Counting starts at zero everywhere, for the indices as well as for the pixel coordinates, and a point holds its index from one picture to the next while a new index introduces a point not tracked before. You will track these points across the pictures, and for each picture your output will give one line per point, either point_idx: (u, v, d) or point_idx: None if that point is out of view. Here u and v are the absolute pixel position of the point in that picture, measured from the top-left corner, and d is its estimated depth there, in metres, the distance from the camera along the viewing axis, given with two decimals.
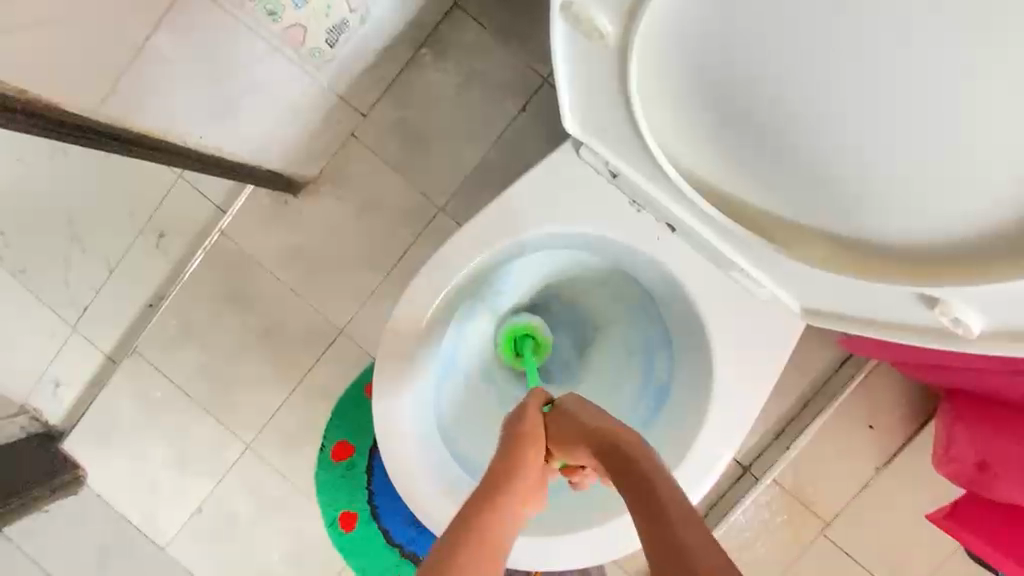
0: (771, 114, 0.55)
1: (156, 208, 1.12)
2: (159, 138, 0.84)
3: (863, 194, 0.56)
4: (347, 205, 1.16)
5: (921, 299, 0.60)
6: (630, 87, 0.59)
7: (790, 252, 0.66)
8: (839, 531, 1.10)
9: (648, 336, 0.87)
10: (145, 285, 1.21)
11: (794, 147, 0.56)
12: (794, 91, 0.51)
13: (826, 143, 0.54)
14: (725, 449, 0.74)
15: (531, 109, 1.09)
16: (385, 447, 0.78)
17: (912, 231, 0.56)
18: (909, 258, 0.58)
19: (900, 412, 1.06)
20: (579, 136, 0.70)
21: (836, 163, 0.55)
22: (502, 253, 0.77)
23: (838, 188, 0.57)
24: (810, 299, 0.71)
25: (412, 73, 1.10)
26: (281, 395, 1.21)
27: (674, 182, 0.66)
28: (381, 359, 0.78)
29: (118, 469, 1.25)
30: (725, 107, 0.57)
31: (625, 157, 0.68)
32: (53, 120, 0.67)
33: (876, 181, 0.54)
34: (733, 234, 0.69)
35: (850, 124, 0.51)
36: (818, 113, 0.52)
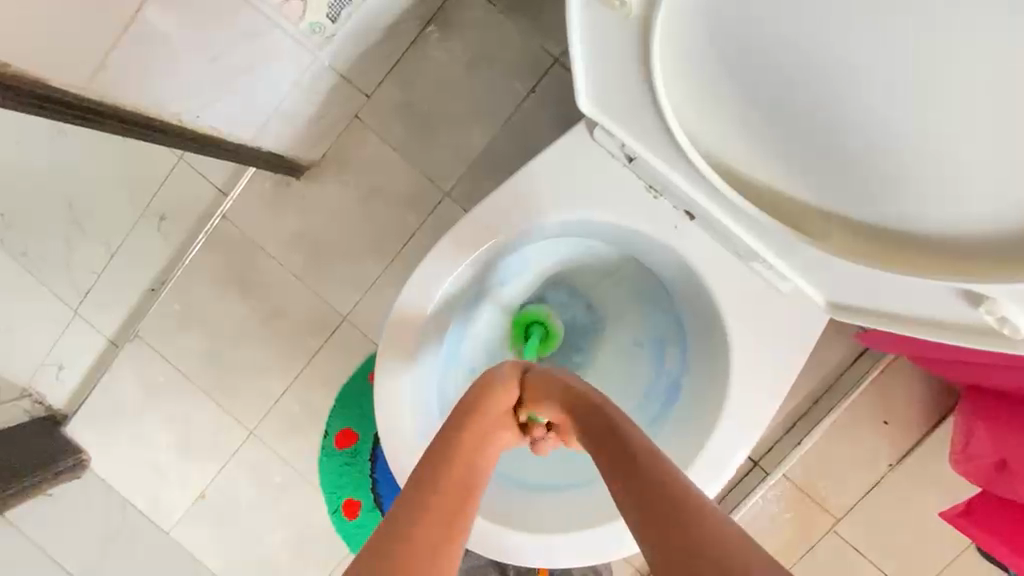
0: (802, 90, 0.52)
1: (157, 192, 1.10)
2: (149, 115, 0.82)
3: (895, 178, 0.52)
4: (350, 189, 1.13)
5: (964, 296, 0.56)
6: (649, 61, 0.55)
7: (817, 242, 0.62)
8: (849, 529, 1.08)
9: (661, 329, 0.84)
10: (146, 269, 1.19)
11: (825, 126, 0.53)
12: (828, 63, 0.48)
13: (861, 120, 0.50)
14: (738, 449, 0.72)
15: (541, 91, 1.05)
16: (386, 434, 0.76)
17: (952, 223, 0.52)
18: (947, 251, 0.55)
19: (919, 409, 1.03)
20: (595, 116, 0.66)
21: (870, 142, 0.51)
22: (509, 238, 0.73)
23: (870, 171, 0.53)
24: (837, 294, 0.68)
25: (418, 53, 1.06)
26: (283, 382, 1.20)
27: (696, 167, 0.63)
28: (383, 345, 0.75)
29: (122, 454, 1.25)
30: (754, 86, 0.54)
31: (642, 139, 0.65)
32: (40, 96, 0.67)
33: (912, 162, 0.50)
34: (757, 224, 0.65)
35: (888, 98, 0.48)
36: (852, 87, 0.49)
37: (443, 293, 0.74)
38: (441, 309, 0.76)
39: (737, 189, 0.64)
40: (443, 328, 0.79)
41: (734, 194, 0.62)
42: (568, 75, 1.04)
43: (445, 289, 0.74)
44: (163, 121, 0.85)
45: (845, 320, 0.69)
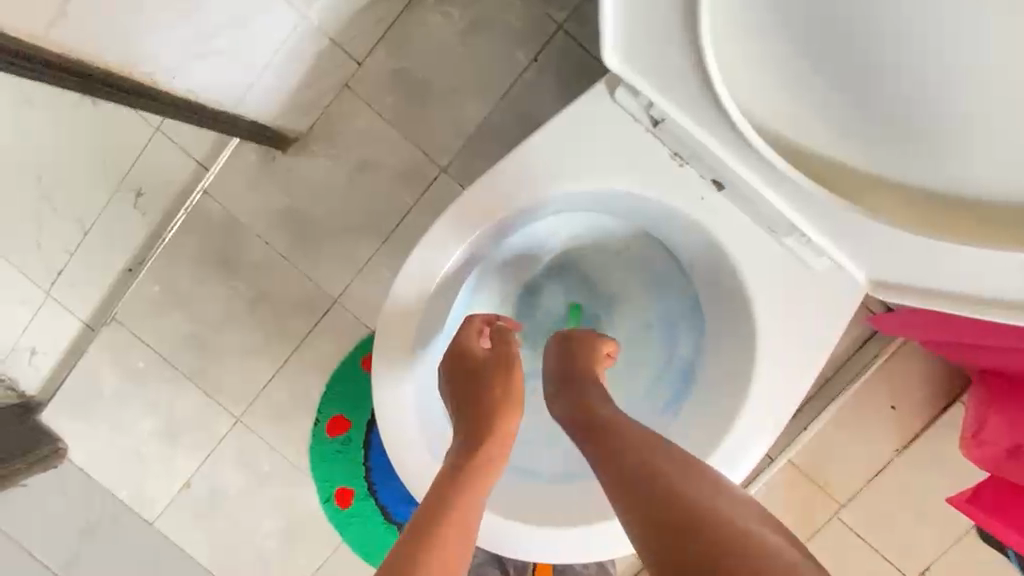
0: (853, 39, 0.47)
1: (133, 164, 1.02)
2: (119, 73, 0.74)
3: (956, 133, 0.49)
4: (340, 163, 1.06)
5: None
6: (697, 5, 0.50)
7: (865, 211, 0.58)
8: (852, 515, 1.06)
9: (673, 310, 0.81)
10: (123, 248, 1.13)
11: (882, 80, 0.49)
12: (895, 6, 0.44)
13: (924, 69, 0.46)
14: (758, 438, 0.68)
15: (544, 61, 1.00)
16: (382, 412, 0.72)
17: (1019, 181, 0.49)
18: (1015, 215, 0.52)
19: (926, 394, 1.01)
20: (621, 73, 0.60)
21: (927, 95, 0.48)
22: (525, 209, 0.68)
23: (928, 127, 0.50)
24: (878, 270, 0.64)
25: (413, 17, 1.00)
26: (272, 367, 1.15)
27: (734, 127, 0.58)
28: (384, 318, 0.70)
29: (102, 443, 1.19)
30: (806, 29, 0.49)
31: (674, 99, 0.60)
32: None
33: (976, 117, 0.47)
34: (797, 193, 0.61)
35: (960, 42, 0.44)
36: (918, 32, 0.45)
37: (454, 263, 0.69)
38: (450, 282, 0.71)
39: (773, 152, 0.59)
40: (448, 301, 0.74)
41: (779, 159, 0.57)
42: (572, 44, 0.99)
43: (456, 258, 0.69)
44: (128, 79, 0.75)
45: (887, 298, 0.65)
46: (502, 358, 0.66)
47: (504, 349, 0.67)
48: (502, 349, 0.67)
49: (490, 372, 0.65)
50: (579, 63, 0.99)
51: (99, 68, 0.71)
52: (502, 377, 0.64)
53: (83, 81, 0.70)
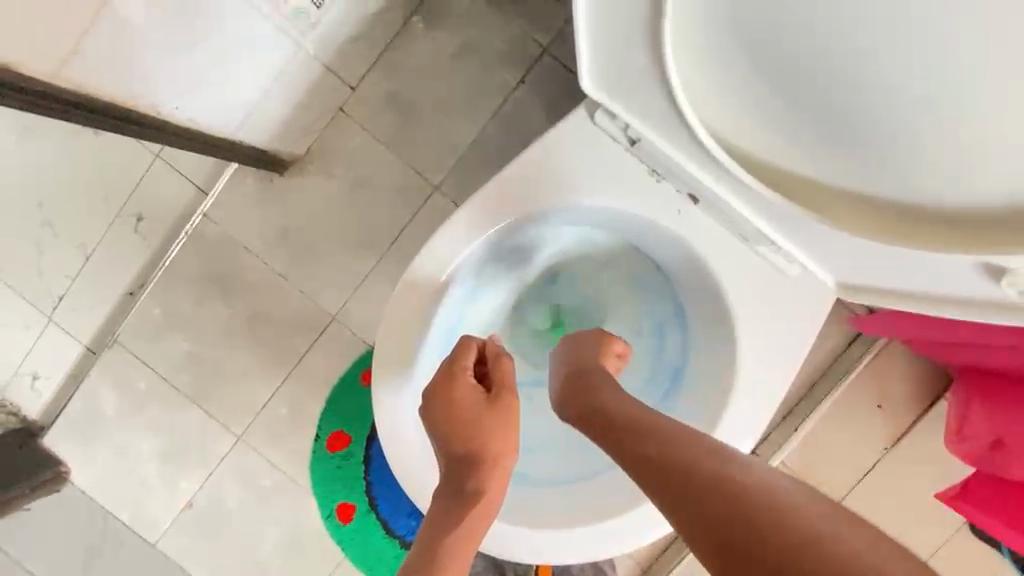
0: (808, 66, 0.51)
1: (132, 191, 1.08)
2: (126, 107, 0.77)
3: (909, 149, 0.52)
4: (336, 183, 1.10)
5: (988, 271, 0.56)
6: (662, 32, 0.54)
7: (828, 219, 0.61)
8: (845, 513, 1.09)
9: (659, 317, 0.84)
10: (125, 272, 1.15)
11: (840, 101, 0.52)
12: (842, 39, 0.48)
13: (873, 90, 0.50)
14: (746, 437, 0.71)
15: (530, 82, 1.04)
16: (381, 410, 0.74)
17: (967, 193, 0.52)
18: (970, 221, 0.54)
19: (911, 392, 1.04)
20: (598, 97, 0.65)
21: (878, 113, 0.51)
22: (520, 221, 0.71)
23: (882, 143, 0.53)
24: (847, 274, 0.67)
25: (404, 44, 1.04)
26: (272, 385, 1.16)
27: (704, 146, 0.61)
28: (385, 321, 0.73)
29: (103, 466, 1.20)
30: (767, 57, 0.52)
31: (647, 120, 0.63)
32: (10, 86, 0.61)
33: (926, 133, 0.50)
34: (768, 205, 0.64)
35: (911, 68, 0.47)
36: (870, 59, 0.48)
37: (453, 271, 0.72)
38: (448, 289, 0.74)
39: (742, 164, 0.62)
40: (446, 309, 0.76)
41: (746, 174, 0.61)
42: (557, 65, 1.03)
43: (455, 267, 0.72)
44: (136, 112, 0.79)
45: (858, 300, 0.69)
46: (499, 398, 0.66)
47: (504, 389, 0.67)
48: (503, 387, 0.67)
49: (481, 416, 0.64)
50: (564, 83, 1.03)
51: (110, 101, 0.74)
52: (502, 423, 0.64)
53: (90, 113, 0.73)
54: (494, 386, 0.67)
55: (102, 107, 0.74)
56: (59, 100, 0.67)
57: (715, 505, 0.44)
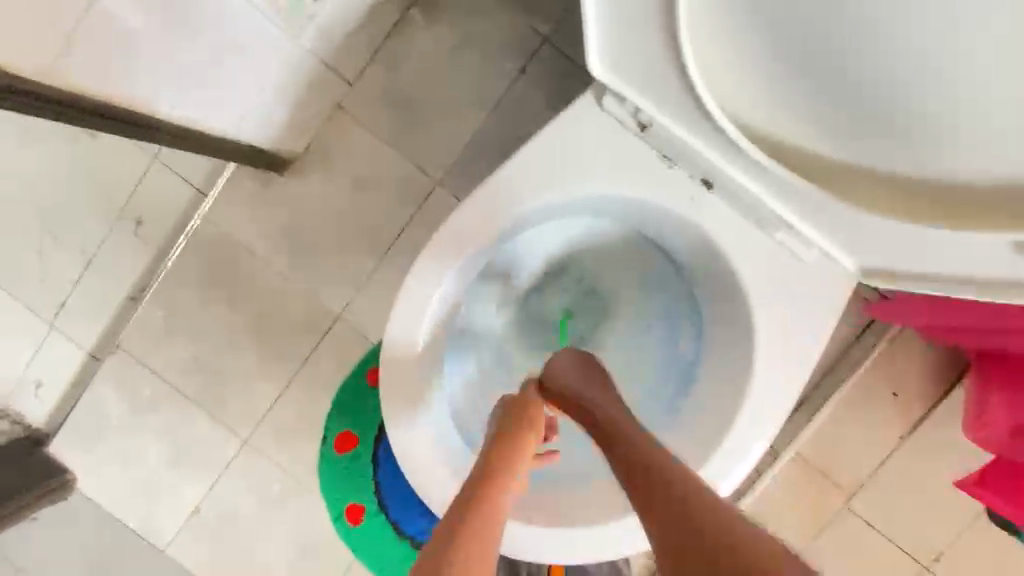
0: (822, 42, 0.49)
1: (131, 193, 1.05)
2: (118, 104, 0.75)
3: (932, 125, 0.50)
4: (336, 180, 1.08)
5: (1017, 248, 0.53)
6: (672, 5, 0.52)
7: (851, 201, 0.59)
8: (863, 504, 1.07)
9: (670, 307, 0.82)
10: (126, 276, 1.14)
11: (861, 75, 0.50)
12: (863, 8, 0.46)
13: (898, 64, 0.48)
14: (768, 427, 0.69)
15: (532, 72, 1.02)
16: (392, 418, 0.71)
17: (993, 168, 0.50)
18: (997, 196, 0.52)
19: (927, 379, 1.02)
20: (608, 82, 0.63)
21: (897, 89, 0.49)
22: (529, 213, 0.70)
23: (903, 120, 0.51)
24: (869, 258, 0.65)
25: (402, 37, 1.02)
26: (277, 387, 1.15)
27: (718, 126, 0.60)
28: (391, 322, 0.70)
29: (110, 472, 1.19)
30: (782, 33, 0.51)
31: (658, 101, 0.62)
32: (5, 89, 0.59)
33: (950, 107, 0.48)
34: (786, 187, 0.62)
35: (937, 37, 0.45)
36: (896, 29, 0.46)
37: (459, 269, 0.70)
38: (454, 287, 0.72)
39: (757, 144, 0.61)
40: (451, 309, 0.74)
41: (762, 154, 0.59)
42: (558, 54, 1.01)
43: (461, 265, 0.70)
44: (133, 112, 0.77)
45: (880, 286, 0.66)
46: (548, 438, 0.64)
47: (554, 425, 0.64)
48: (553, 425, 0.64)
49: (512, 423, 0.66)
50: (567, 73, 1.01)
51: (107, 102, 0.73)
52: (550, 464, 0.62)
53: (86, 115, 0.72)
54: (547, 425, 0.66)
55: (99, 107, 0.73)
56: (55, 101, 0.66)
57: (717, 518, 0.47)
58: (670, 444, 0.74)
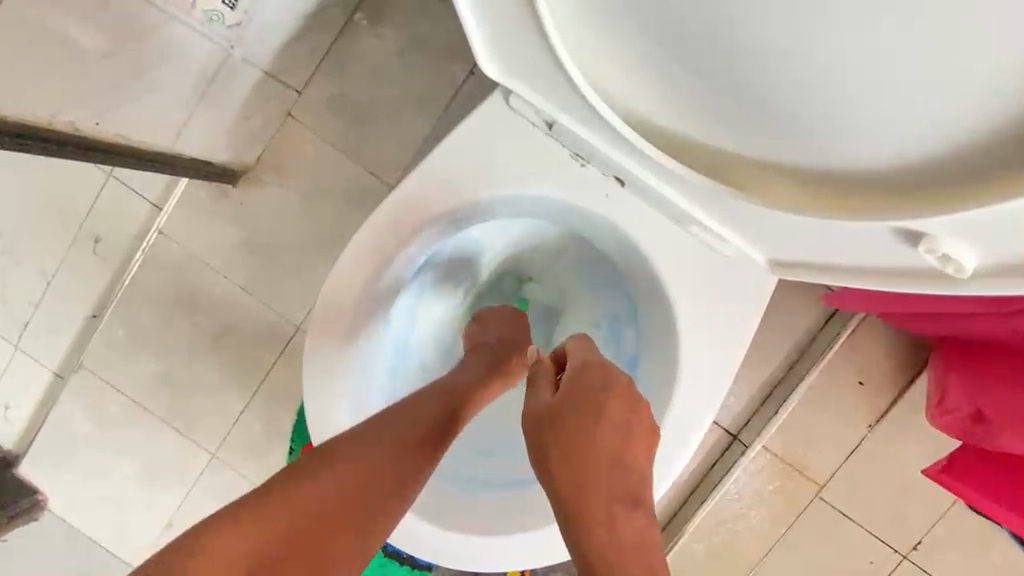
0: (704, 40, 0.47)
1: (86, 215, 1.09)
2: (70, 133, 0.75)
3: (822, 117, 0.47)
4: (290, 190, 1.07)
5: (902, 234, 0.51)
6: (537, 9, 0.50)
7: (752, 197, 0.57)
8: (834, 494, 1.05)
9: (614, 308, 0.80)
10: (87, 295, 1.14)
11: (751, 77, 0.48)
12: (742, 12, 0.43)
13: (786, 65, 0.45)
14: (702, 422, 0.69)
15: (480, 73, 1.01)
16: (318, 421, 0.70)
17: (876, 158, 0.48)
18: (886, 184, 0.50)
19: (891, 366, 1.01)
20: (503, 80, 0.61)
21: (779, 82, 0.47)
22: (454, 216, 0.69)
23: (791, 114, 0.49)
24: (777, 251, 0.63)
25: (347, 42, 1.01)
26: (242, 400, 1.15)
27: (610, 124, 0.58)
28: (316, 326, 0.70)
29: (79, 492, 1.19)
30: (663, 31, 0.48)
31: (556, 103, 0.60)
32: None
33: (835, 101, 0.45)
34: (685, 182, 0.60)
35: (820, 38, 0.42)
36: (769, 22, 0.43)
37: (392, 271, 0.70)
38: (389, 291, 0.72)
39: (659, 142, 0.59)
40: (389, 312, 0.74)
41: (660, 154, 0.58)
42: None
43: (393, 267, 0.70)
44: (80, 133, 0.77)
45: (795, 278, 0.64)
46: (540, 389, 0.53)
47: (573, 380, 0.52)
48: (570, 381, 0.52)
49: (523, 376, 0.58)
50: None
51: (58, 127, 0.72)
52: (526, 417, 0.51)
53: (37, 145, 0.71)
54: (546, 377, 0.55)
55: (51, 133, 0.72)
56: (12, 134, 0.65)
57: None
58: None
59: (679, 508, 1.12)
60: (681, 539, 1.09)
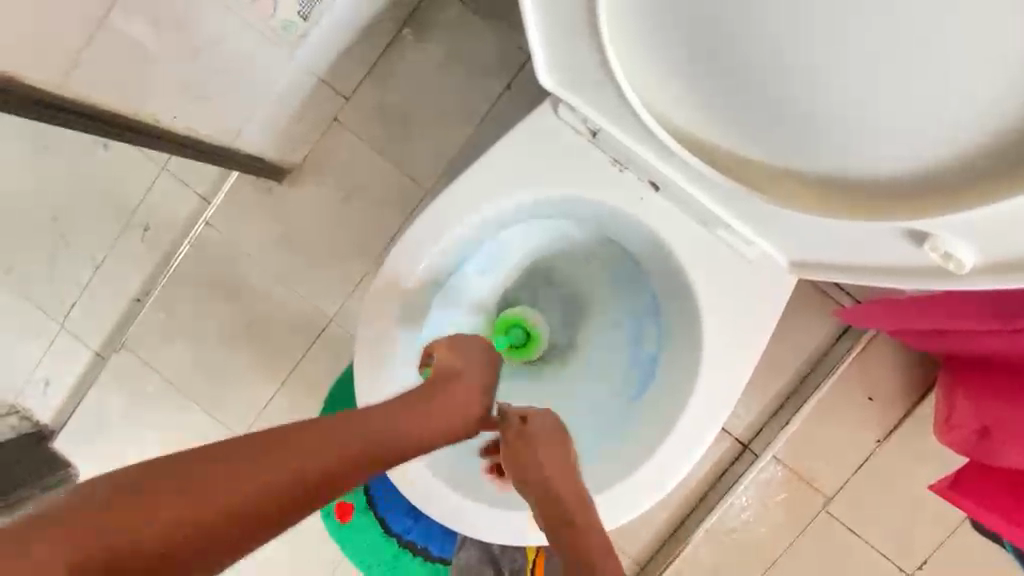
0: (743, 67, 0.53)
1: (140, 202, 1.15)
2: (150, 124, 0.84)
3: (843, 135, 0.53)
4: (332, 189, 1.14)
5: (908, 236, 0.56)
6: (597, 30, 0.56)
7: (778, 200, 0.62)
8: (841, 508, 1.08)
9: (636, 308, 0.85)
10: (133, 279, 1.21)
11: (781, 97, 0.53)
12: (781, 43, 0.49)
13: (818, 84, 0.50)
14: (718, 417, 0.73)
15: (516, 87, 1.08)
16: (364, 398, 0.76)
17: (896, 172, 0.53)
18: (904, 194, 0.55)
19: (901, 383, 1.05)
20: (556, 89, 0.67)
21: (807, 106, 0.53)
22: (496, 216, 0.75)
23: (818, 133, 0.54)
24: (798, 253, 0.69)
25: (394, 55, 1.09)
26: (272, 387, 1.20)
27: (651, 133, 0.64)
28: (367, 310, 0.75)
29: (110, 469, 1.24)
30: (704, 56, 0.54)
31: (602, 114, 0.66)
32: (22, 100, 0.63)
33: (860, 125, 0.51)
34: (717, 189, 0.66)
35: (842, 66, 0.48)
36: (801, 54, 0.49)
37: (432, 263, 0.75)
38: (429, 281, 0.76)
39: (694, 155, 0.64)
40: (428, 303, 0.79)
41: (696, 160, 0.63)
42: None
43: (433, 258, 0.75)
44: (141, 122, 0.82)
45: (816, 278, 0.69)
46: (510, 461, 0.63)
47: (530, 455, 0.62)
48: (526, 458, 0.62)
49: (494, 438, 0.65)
50: None
51: (118, 113, 0.78)
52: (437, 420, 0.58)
53: (94, 124, 0.76)
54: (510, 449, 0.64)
55: (110, 116, 0.77)
56: (68, 112, 0.71)
57: None
58: (634, 435, 0.78)
59: (686, 517, 1.14)
60: (689, 546, 1.11)
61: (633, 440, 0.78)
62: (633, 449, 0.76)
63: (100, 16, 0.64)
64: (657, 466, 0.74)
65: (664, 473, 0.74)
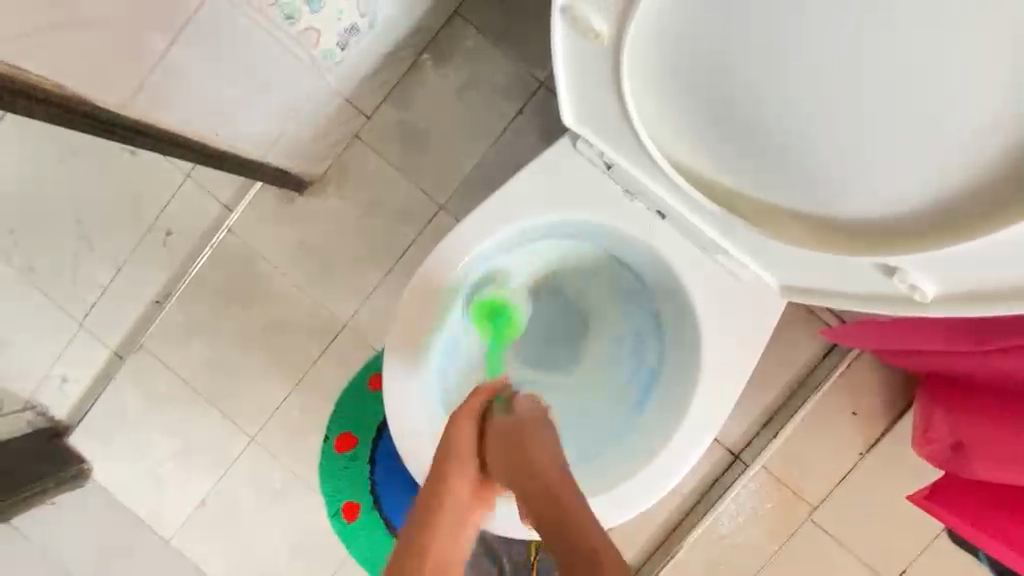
0: (747, 115, 0.60)
1: (162, 206, 1.20)
2: (195, 139, 0.90)
3: (833, 180, 0.60)
4: (351, 203, 1.20)
5: (881, 268, 0.65)
6: (619, 78, 0.63)
7: (772, 233, 0.69)
8: (825, 516, 1.14)
9: (639, 324, 0.92)
10: (153, 282, 1.25)
11: (779, 142, 0.60)
12: (780, 98, 0.56)
13: (813, 134, 0.57)
14: (714, 424, 0.79)
15: (529, 112, 1.15)
16: (389, 403, 0.81)
17: (879, 215, 0.60)
18: (885, 233, 0.62)
19: (883, 399, 1.12)
20: (576, 128, 0.74)
21: (802, 152, 0.60)
22: (517, 234, 0.81)
23: (812, 175, 0.61)
24: (787, 279, 0.76)
25: (415, 78, 1.15)
26: (285, 388, 1.25)
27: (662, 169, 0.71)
28: (395, 320, 0.81)
29: (123, 465, 1.27)
30: (711, 104, 0.61)
31: (618, 150, 0.73)
32: (89, 116, 0.71)
33: (849, 172, 0.58)
34: (719, 220, 0.73)
35: (833, 121, 0.55)
36: (796, 109, 0.56)
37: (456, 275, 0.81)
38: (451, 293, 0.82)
39: (699, 188, 0.72)
40: (448, 313, 0.84)
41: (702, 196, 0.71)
42: (553, 98, 1.14)
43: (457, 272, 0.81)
44: (186, 136, 0.88)
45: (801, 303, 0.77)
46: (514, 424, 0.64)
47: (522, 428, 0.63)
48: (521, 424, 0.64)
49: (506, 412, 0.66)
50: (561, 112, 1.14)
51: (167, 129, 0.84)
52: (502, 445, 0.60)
53: (158, 143, 0.84)
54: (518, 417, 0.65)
55: (162, 133, 0.84)
56: (130, 131, 0.78)
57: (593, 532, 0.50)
58: (635, 442, 0.84)
59: (679, 524, 1.19)
60: (681, 550, 1.17)
61: (635, 446, 0.84)
62: (635, 455, 0.82)
63: (159, 48, 0.70)
64: (656, 470, 0.80)
65: (661, 477, 0.80)
